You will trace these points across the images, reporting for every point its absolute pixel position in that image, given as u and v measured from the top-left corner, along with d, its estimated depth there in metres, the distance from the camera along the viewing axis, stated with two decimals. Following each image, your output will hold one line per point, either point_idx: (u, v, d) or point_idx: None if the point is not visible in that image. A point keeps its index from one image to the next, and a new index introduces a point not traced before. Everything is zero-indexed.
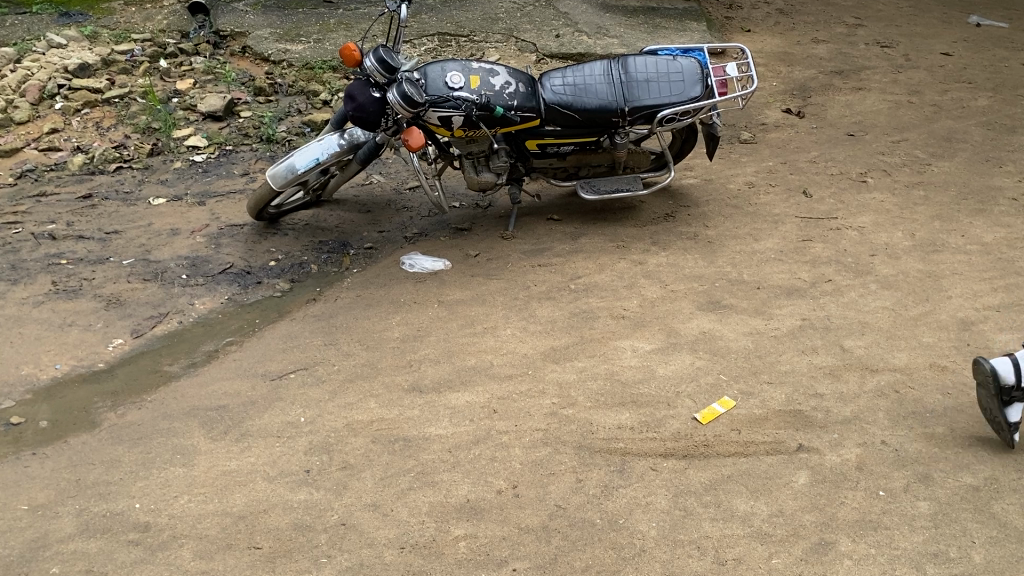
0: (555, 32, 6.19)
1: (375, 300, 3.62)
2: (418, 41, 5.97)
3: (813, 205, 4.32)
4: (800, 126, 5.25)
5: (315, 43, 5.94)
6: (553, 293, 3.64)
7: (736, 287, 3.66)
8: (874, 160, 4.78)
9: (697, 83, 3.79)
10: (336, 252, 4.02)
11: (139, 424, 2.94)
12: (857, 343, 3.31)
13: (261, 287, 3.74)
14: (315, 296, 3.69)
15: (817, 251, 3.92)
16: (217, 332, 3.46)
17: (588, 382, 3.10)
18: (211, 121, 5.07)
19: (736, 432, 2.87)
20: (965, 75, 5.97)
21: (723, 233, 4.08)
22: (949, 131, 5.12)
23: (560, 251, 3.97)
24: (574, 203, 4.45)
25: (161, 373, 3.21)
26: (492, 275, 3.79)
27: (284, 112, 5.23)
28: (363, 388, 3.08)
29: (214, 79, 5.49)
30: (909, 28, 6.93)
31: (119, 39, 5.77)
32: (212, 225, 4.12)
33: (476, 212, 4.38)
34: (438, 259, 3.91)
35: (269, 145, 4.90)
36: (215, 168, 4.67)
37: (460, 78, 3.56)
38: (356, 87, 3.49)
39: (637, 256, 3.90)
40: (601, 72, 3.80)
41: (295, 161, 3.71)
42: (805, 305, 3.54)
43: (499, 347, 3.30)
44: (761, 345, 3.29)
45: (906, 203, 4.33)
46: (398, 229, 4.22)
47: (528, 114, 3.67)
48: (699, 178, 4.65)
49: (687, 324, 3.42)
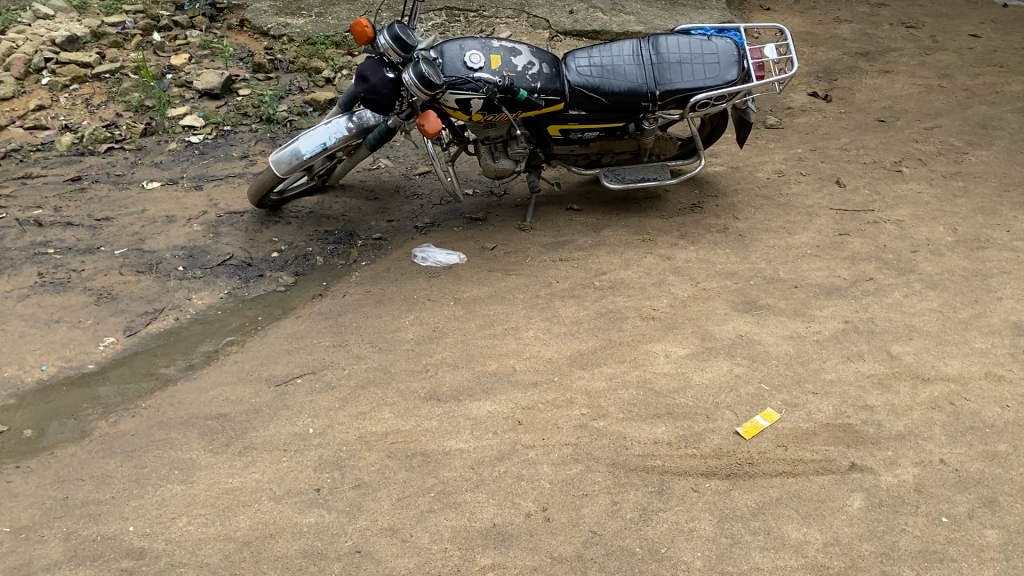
0: (568, 7, 5.88)
1: (386, 297, 3.37)
2: (425, 15, 5.68)
3: (847, 197, 4.07)
4: (827, 111, 4.99)
5: (317, 16, 5.64)
6: (577, 291, 3.40)
7: (772, 286, 3.43)
8: (909, 148, 4.54)
9: (733, 66, 3.53)
10: (342, 243, 3.76)
11: (134, 434, 2.69)
12: (906, 349, 3.08)
13: (262, 281, 3.48)
14: (322, 291, 3.44)
15: (855, 247, 3.68)
16: (216, 331, 3.21)
17: (619, 391, 2.87)
18: (208, 99, 4.78)
19: (783, 449, 2.64)
20: (997, 58, 5.71)
21: (755, 226, 3.84)
22: (984, 118, 4.88)
23: (582, 244, 3.73)
24: (594, 192, 4.19)
25: (156, 377, 2.97)
26: (510, 270, 3.54)
27: (285, 90, 4.94)
28: (376, 395, 2.83)
29: (211, 54, 5.20)
30: (935, 8, 6.65)
31: (109, 10, 5.46)
32: (210, 212, 3.85)
33: (492, 201, 4.13)
34: (451, 252, 3.66)
35: (269, 126, 4.62)
36: (212, 149, 4.39)
37: (480, 58, 3.27)
38: (368, 66, 3.20)
39: (665, 251, 3.66)
40: (630, 53, 3.54)
41: (300, 145, 3.43)
42: (846, 306, 3.31)
43: (522, 350, 3.06)
44: (803, 351, 3.07)
45: (945, 194, 4.09)
46: (409, 219, 3.96)
47: (551, 97, 3.41)
48: (725, 166, 4.40)
49: (722, 326, 3.19)
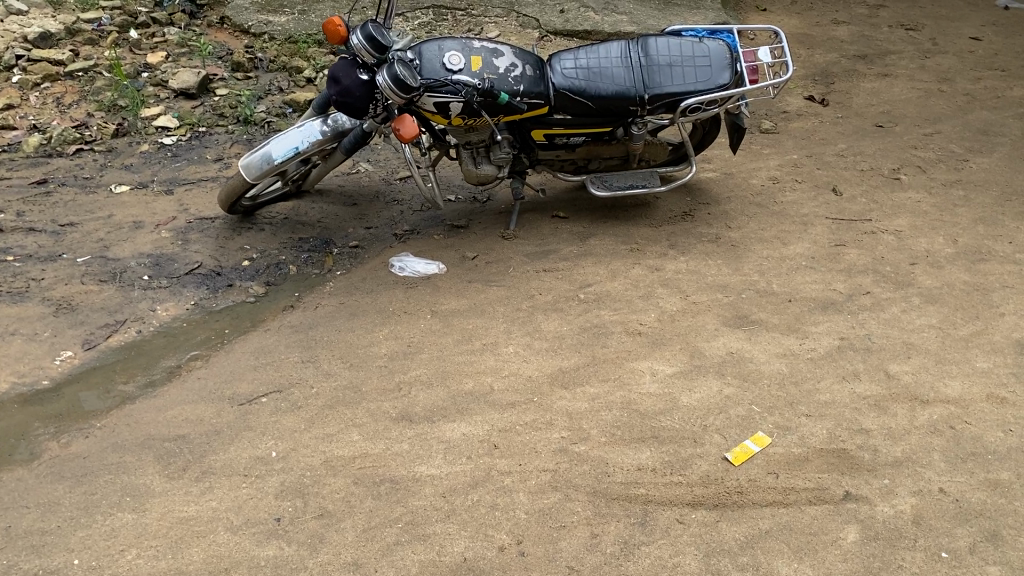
0: (559, 6, 5.72)
1: (360, 309, 3.22)
2: (411, 14, 5.52)
3: (844, 205, 3.93)
4: (824, 115, 4.84)
5: (299, 14, 5.45)
6: (560, 304, 3.25)
7: (765, 299, 3.28)
8: (907, 154, 4.39)
9: (725, 69, 3.38)
10: (317, 251, 3.60)
11: (85, 457, 2.53)
12: (903, 368, 2.93)
13: (232, 291, 3.33)
14: (293, 302, 3.28)
15: (852, 258, 3.53)
16: (180, 344, 3.05)
17: (602, 412, 2.71)
18: (183, 99, 4.62)
19: (774, 476, 2.49)
20: (998, 62, 5.57)
21: (747, 236, 3.69)
22: (985, 124, 4.73)
23: (568, 254, 3.58)
24: (581, 199, 4.04)
25: (114, 394, 2.81)
26: (491, 282, 3.39)
27: (264, 90, 4.77)
28: (345, 416, 2.67)
29: (189, 52, 5.04)
30: (935, 9, 6.51)
31: (86, 6, 5.30)
32: (180, 218, 3.69)
33: (475, 207, 3.98)
34: (430, 262, 3.51)
35: (246, 127, 4.46)
36: (186, 152, 4.23)
37: (459, 59, 3.12)
38: (341, 67, 3.04)
39: (653, 262, 3.51)
40: (618, 55, 3.38)
41: (272, 149, 3.27)
42: (842, 322, 3.16)
43: (500, 367, 2.90)
44: (797, 370, 2.92)
45: (945, 204, 3.94)
46: (388, 226, 3.81)
47: (535, 100, 3.25)
48: (718, 172, 4.25)
49: (712, 342, 3.04)
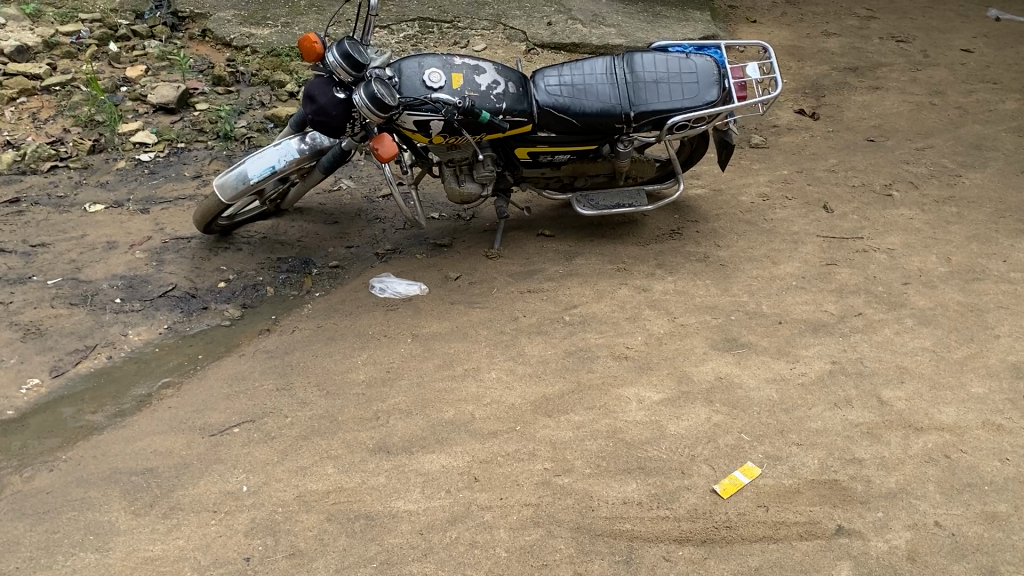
0: (546, 18, 5.65)
1: (338, 333, 3.12)
2: (397, 26, 5.44)
3: (835, 222, 3.85)
4: (814, 130, 4.78)
5: (283, 27, 5.36)
6: (545, 326, 3.15)
7: (755, 321, 3.19)
8: (899, 170, 4.32)
9: (712, 86, 3.30)
10: (296, 271, 3.51)
11: (48, 492, 2.42)
12: (897, 394, 2.85)
13: (206, 315, 3.23)
14: (270, 326, 3.19)
15: (843, 278, 3.46)
16: (151, 371, 2.95)
17: (587, 442, 2.61)
18: (163, 114, 4.52)
19: (764, 510, 2.40)
20: (989, 74, 5.51)
21: (736, 255, 3.61)
22: (977, 138, 4.68)
23: (553, 274, 3.49)
24: (567, 216, 3.96)
25: (80, 425, 2.71)
26: (474, 303, 3.30)
27: (245, 104, 4.68)
28: (320, 447, 2.58)
29: (169, 66, 4.95)
30: (926, 21, 6.46)
31: (64, 19, 5.20)
32: (155, 238, 3.60)
33: (459, 225, 3.89)
34: (412, 283, 3.42)
35: (226, 143, 4.36)
36: (163, 169, 4.13)
37: (440, 76, 3.04)
38: (317, 85, 2.95)
39: (641, 282, 3.43)
40: (603, 71, 3.31)
41: (248, 168, 3.18)
42: (833, 345, 3.08)
43: (481, 395, 2.80)
44: (787, 396, 2.83)
45: (937, 220, 3.87)
46: (369, 245, 3.72)
47: (518, 118, 3.17)
48: (707, 188, 4.17)
49: (700, 367, 2.95)
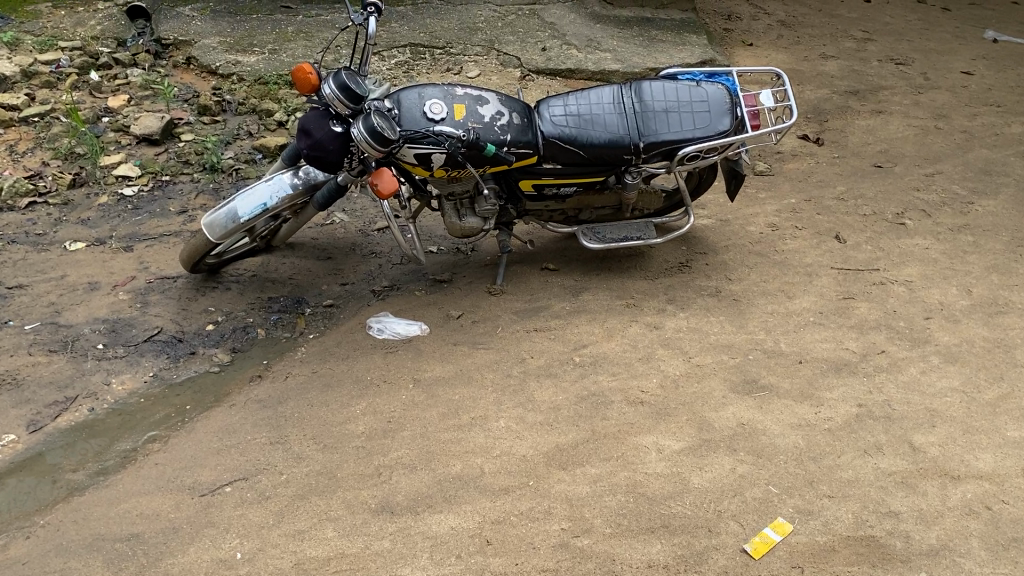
0: (541, 43, 5.53)
1: (334, 378, 2.92)
2: (388, 52, 5.30)
3: (849, 253, 3.71)
4: (819, 156, 4.66)
5: (270, 54, 5.20)
6: (554, 368, 2.97)
7: (774, 361, 3.04)
8: (910, 197, 4.20)
9: (725, 115, 3.16)
10: (288, 311, 3.32)
11: (24, 563, 2.20)
12: (929, 439, 2.70)
13: (194, 361, 3.04)
14: (261, 371, 3.00)
15: (862, 313, 3.31)
16: (136, 424, 2.75)
17: (606, 498, 2.43)
18: (147, 146, 4.35)
19: (800, 571, 2.22)
20: (992, 97, 5.43)
21: (749, 289, 3.46)
22: (986, 163, 4.57)
23: (560, 311, 3.32)
24: (571, 249, 3.80)
25: (59, 486, 2.50)
26: (478, 343, 3.11)
27: (232, 134, 4.51)
28: (317, 508, 2.37)
29: (153, 95, 4.78)
30: (923, 43, 6.39)
31: (43, 47, 5.02)
32: (139, 278, 3.41)
33: (458, 259, 3.73)
34: (411, 322, 3.23)
35: (212, 175, 4.19)
36: (148, 204, 3.94)
37: (442, 107, 2.89)
38: (312, 118, 2.79)
39: (652, 319, 3.26)
40: (610, 100, 3.17)
41: (238, 205, 3.00)
42: (858, 386, 2.93)
43: (491, 446, 2.60)
44: (814, 443, 2.67)
45: (954, 250, 3.74)
46: (365, 281, 3.54)
47: (523, 149, 3.02)
48: (713, 218, 4.03)
49: (720, 413, 2.78)
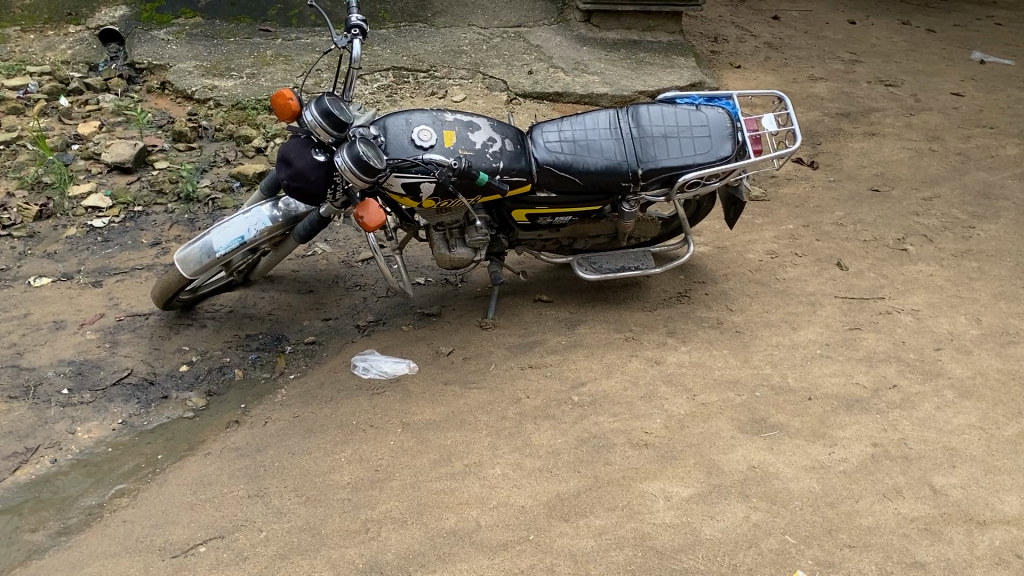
0: (527, 67, 5.40)
1: (317, 423, 2.74)
2: (370, 76, 5.15)
3: (852, 281, 3.58)
4: (815, 180, 4.54)
5: (248, 77, 5.02)
6: (552, 409, 2.79)
7: (782, 397, 2.88)
8: (910, 222, 4.08)
9: (726, 140, 3.03)
10: (267, 350, 3.13)
11: None
12: (949, 481, 2.54)
13: (167, 405, 2.85)
14: (239, 417, 2.81)
15: (870, 344, 3.17)
16: (103, 477, 2.55)
17: (612, 552, 2.24)
18: (118, 174, 4.16)
19: None
20: (985, 118, 5.35)
21: (752, 320, 3.32)
22: (984, 186, 4.47)
23: (556, 346, 3.15)
24: (565, 279, 3.64)
25: (17, 547, 2.29)
26: (470, 383, 2.93)
27: (208, 162, 4.33)
28: (300, 569, 2.17)
29: (125, 121, 4.60)
30: (912, 64, 6.32)
31: (11, 72, 4.85)
32: (108, 316, 3.21)
33: (447, 291, 3.56)
34: (398, 360, 3.05)
35: (187, 205, 4.00)
36: (118, 236, 3.75)
37: (431, 134, 2.73)
38: (293, 147, 2.61)
39: (653, 353, 3.10)
40: (607, 125, 3.03)
41: (213, 239, 2.82)
42: (872, 424, 2.78)
43: (487, 497, 2.42)
44: (830, 488, 2.51)
45: (959, 277, 3.62)
46: (348, 316, 3.36)
47: (516, 177, 2.87)
48: (710, 245, 3.89)
49: (729, 455, 2.62)
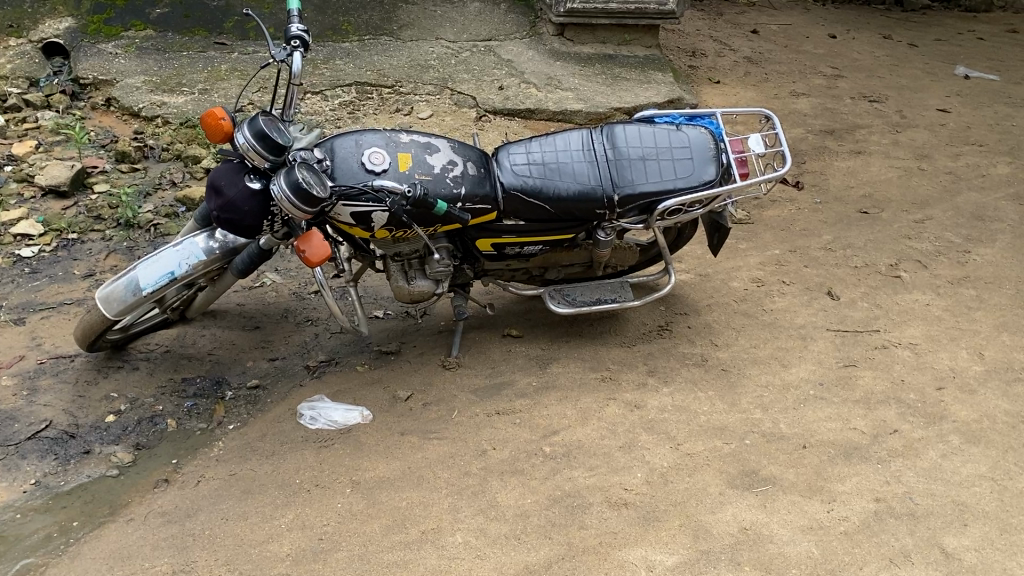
0: (497, 82, 5.14)
1: (256, 483, 2.43)
2: (331, 92, 4.86)
3: (844, 312, 3.34)
4: (800, 201, 4.31)
5: (200, 93, 4.72)
6: (520, 463, 2.51)
7: (774, 445, 2.62)
8: (902, 247, 3.85)
9: (709, 162, 2.78)
10: (206, 396, 2.83)
11: None
12: (962, 542, 2.28)
13: (88, 462, 2.53)
14: (169, 474, 2.50)
15: (867, 383, 2.92)
16: (6, 550, 2.22)
17: None
18: (53, 198, 3.84)
19: None
20: (972, 135, 5.16)
21: (739, 357, 3.05)
22: (977, 207, 4.25)
23: (525, 388, 2.87)
24: (536, 312, 3.37)
25: None
26: (430, 432, 2.64)
27: (152, 184, 4.03)
28: None
29: (65, 141, 4.30)
30: (895, 79, 6.13)
31: None
32: (29, 358, 2.89)
33: (407, 325, 3.27)
34: (351, 407, 2.75)
35: (127, 232, 3.69)
36: (48, 267, 3.43)
37: (383, 157, 2.46)
38: (224, 173, 2.35)
39: (632, 396, 2.83)
40: (580, 146, 2.76)
41: (140, 274, 2.53)
42: (873, 476, 2.51)
43: (445, 571, 2.13)
44: (831, 552, 2.24)
45: (957, 307, 3.38)
46: (298, 356, 3.06)
47: (480, 205, 2.60)
48: (692, 273, 3.63)
49: (718, 515, 2.35)
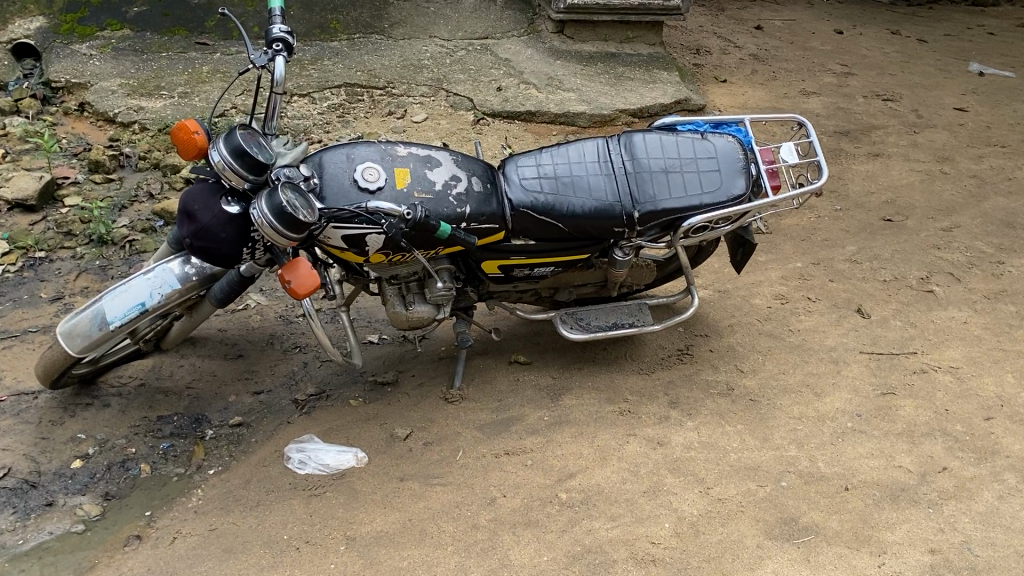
0: (495, 83, 4.87)
1: (240, 539, 2.17)
2: (320, 94, 4.58)
3: (877, 332, 3.09)
4: (819, 208, 4.06)
5: (180, 96, 4.43)
6: (534, 513, 2.25)
7: (814, 487, 2.37)
8: (931, 258, 3.61)
9: (737, 174, 2.53)
10: (184, 437, 2.56)
11: None
12: None
13: (49, 516, 2.25)
14: (142, 529, 2.23)
15: (908, 413, 2.68)
16: None
17: None
18: (20, 213, 3.56)
19: None
20: (993, 136, 4.92)
21: (767, 385, 2.80)
22: (1007, 214, 4.01)
23: (536, 423, 2.61)
24: (544, 336, 3.11)
25: None
26: (433, 477, 2.38)
27: (128, 196, 3.75)
28: None
29: (34, 149, 4.02)
30: (907, 76, 5.89)
31: None
32: None
33: (403, 352, 3.01)
34: (344, 448, 2.49)
35: (100, 249, 3.41)
36: (12, 289, 3.15)
37: (378, 173, 2.19)
38: (197, 195, 2.10)
39: (653, 431, 2.57)
40: (595, 158, 2.51)
41: (107, 306, 2.25)
42: (926, 522, 2.26)
43: None
44: None
45: (997, 324, 3.14)
46: (286, 388, 2.79)
47: (486, 224, 2.34)
48: (710, 290, 3.38)
49: (757, 573, 2.09)
